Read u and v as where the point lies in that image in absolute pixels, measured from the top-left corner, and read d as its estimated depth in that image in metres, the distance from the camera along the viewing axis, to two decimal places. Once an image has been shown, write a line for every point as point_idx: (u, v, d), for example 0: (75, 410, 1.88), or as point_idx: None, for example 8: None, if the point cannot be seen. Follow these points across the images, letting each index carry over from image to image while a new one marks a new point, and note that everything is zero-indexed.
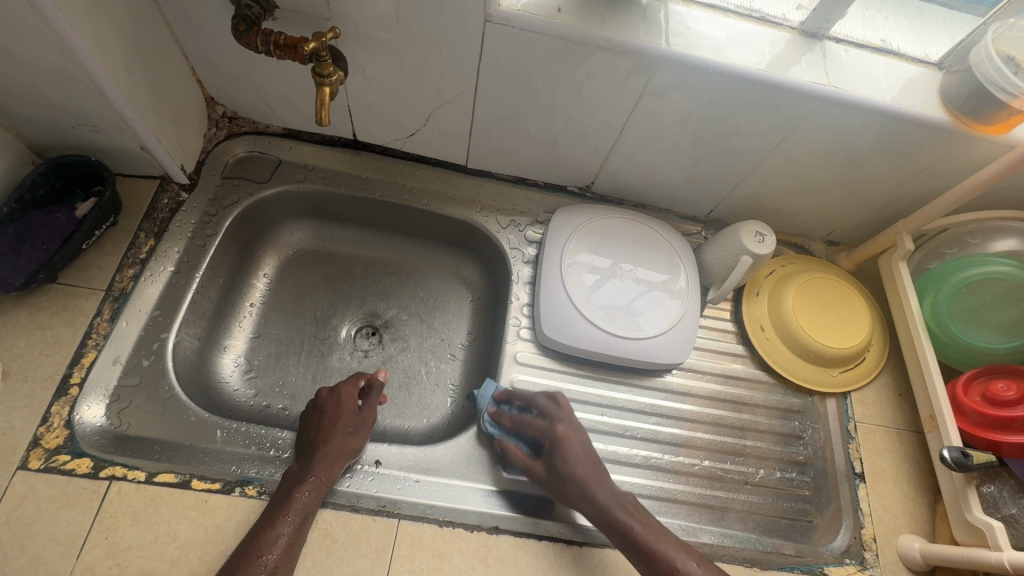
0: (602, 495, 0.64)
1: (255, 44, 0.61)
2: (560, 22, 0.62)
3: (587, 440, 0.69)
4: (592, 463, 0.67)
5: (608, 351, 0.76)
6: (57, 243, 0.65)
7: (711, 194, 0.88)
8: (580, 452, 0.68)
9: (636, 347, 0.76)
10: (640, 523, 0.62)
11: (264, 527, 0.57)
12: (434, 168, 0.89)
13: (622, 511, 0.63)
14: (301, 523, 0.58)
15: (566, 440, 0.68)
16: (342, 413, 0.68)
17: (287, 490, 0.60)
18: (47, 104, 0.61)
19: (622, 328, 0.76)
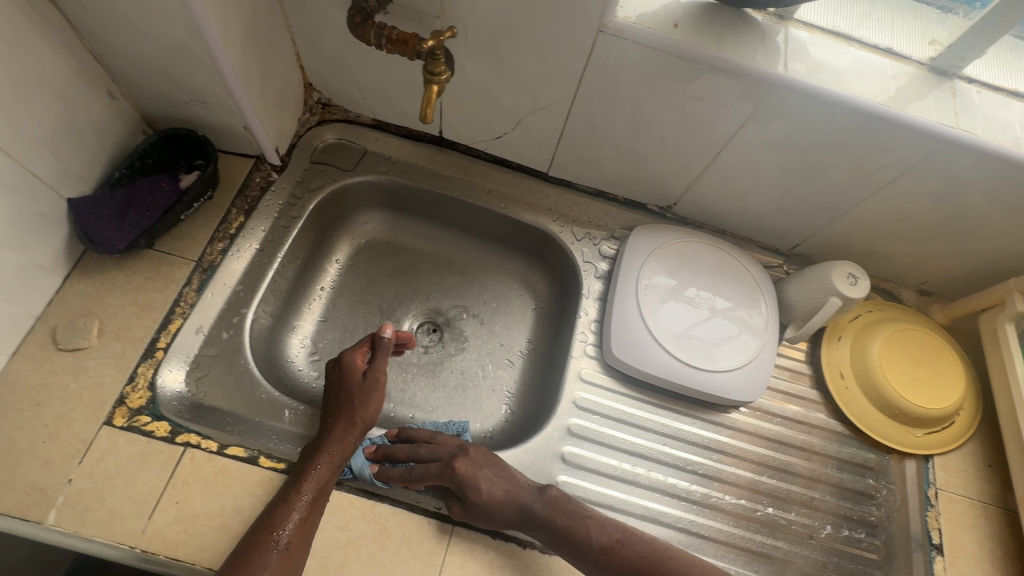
0: (528, 505, 0.62)
1: (367, 37, 0.61)
2: (676, 37, 0.60)
3: (487, 456, 0.66)
4: (503, 477, 0.64)
5: (678, 380, 0.74)
6: (159, 212, 0.67)
7: (800, 228, 0.84)
8: (487, 473, 0.64)
9: (707, 380, 0.73)
10: (564, 516, 0.62)
11: (278, 502, 0.57)
12: (514, 172, 0.88)
13: (545, 508, 0.62)
14: (315, 497, 0.58)
15: (470, 474, 0.63)
16: (349, 381, 0.68)
17: (300, 466, 0.61)
18: (168, 79, 0.64)
19: (694, 358, 0.74)
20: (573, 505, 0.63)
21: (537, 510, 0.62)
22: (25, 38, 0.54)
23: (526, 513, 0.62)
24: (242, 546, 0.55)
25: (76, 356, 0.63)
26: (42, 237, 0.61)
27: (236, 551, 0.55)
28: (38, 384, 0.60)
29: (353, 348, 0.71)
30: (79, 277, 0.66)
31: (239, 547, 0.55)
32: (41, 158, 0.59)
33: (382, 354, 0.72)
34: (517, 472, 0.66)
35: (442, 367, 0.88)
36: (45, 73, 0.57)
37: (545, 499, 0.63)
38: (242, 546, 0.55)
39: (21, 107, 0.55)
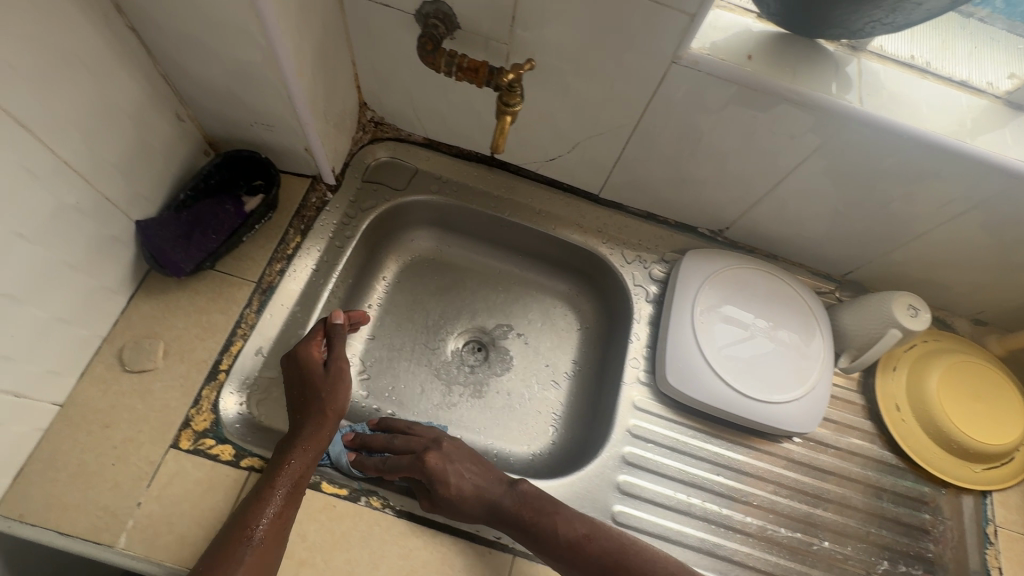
0: (496, 501, 0.63)
1: (438, 64, 0.61)
2: (751, 69, 0.59)
3: (458, 453, 0.68)
4: (472, 472, 0.66)
5: (733, 410, 0.73)
6: (225, 234, 0.68)
7: (856, 255, 0.83)
8: (456, 467, 0.66)
9: (763, 411, 0.73)
10: (530, 509, 0.62)
11: (253, 499, 0.56)
12: (564, 193, 0.87)
13: (513, 502, 0.63)
14: (290, 493, 0.58)
15: (439, 468, 0.64)
16: (312, 373, 0.66)
17: (273, 461, 0.60)
18: (237, 103, 0.64)
19: (750, 389, 0.73)
20: (543, 499, 0.64)
21: (506, 505, 0.63)
22: (107, 66, 0.54)
23: (493, 508, 0.63)
24: (218, 544, 0.54)
25: (143, 378, 0.63)
26: (112, 260, 0.62)
27: (212, 548, 0.54)
28: (107, 406, 0.61)
29: (308, 340, 0.68)
30: (144, 298, 0.67)
31: (215, 543, 0.55)
32: (115, 182, 0.59)
33: (338, 340, 0.69)
34: (488, 468, 0.68)
35: (487, 387, 0.87)
36: (122, 99, 0.57)
37: (513, 494, 0.64)
38: (218, 542, 0.54)
39: (100, 134, 0.55)
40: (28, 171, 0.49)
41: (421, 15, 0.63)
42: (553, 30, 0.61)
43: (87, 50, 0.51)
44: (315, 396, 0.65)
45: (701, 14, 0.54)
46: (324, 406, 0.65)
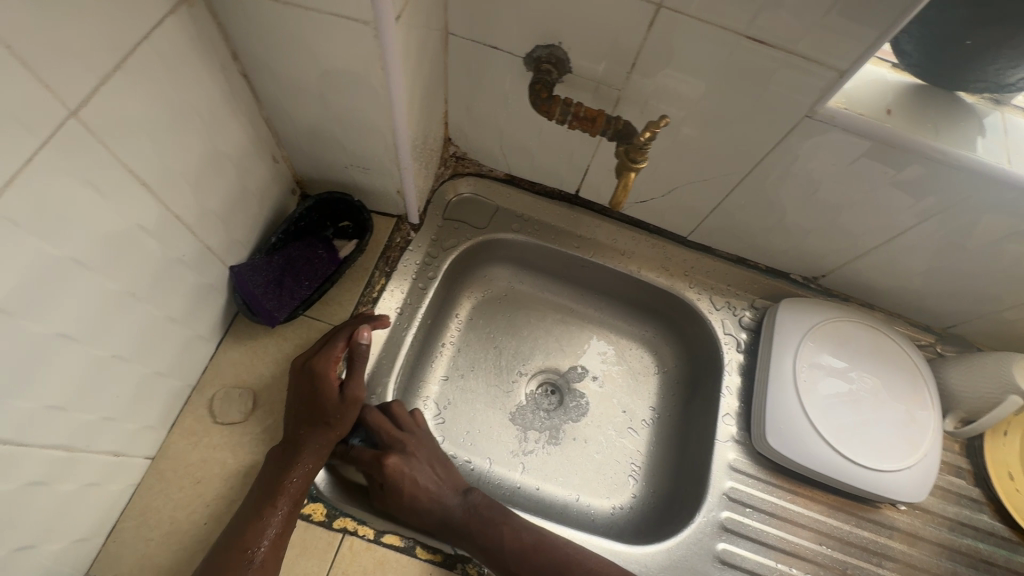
0: (449, 512, 0.61)
1: (553, 113, 0.58)
2: (891, 126, 0.55)
3: (422, 455, 0.65)
4: (431, 479, 0.64)
5: (839, 477, 0.69)
6: (318, 281, 0.66)
7: (965, 311, 0.78)
8: (416, 475, 0.63)
9: (871, 479, 0.69)
10: (485, 527, 0.60)
11: (252, 519, 0.54)
12: (650, 234, 0.84)
13: (463, 515, 0.61)
14: (291, 512, 0.56)
15: (397, 473, 0.61)
16: (326, 399, 0.60)
17: (272, 476, 0.56)
18: (338, 145, 0.62)
19: (858, 455, 0.70)
20: (490, 513, 0.62)
21: (455, 517, 0.61)
22: (218, 114, 0.52)
23: (443, 519, 0.61)
24: (210, 563, 0.52)
25: (234, 430, 0.61)
26: (207, 308, 0.60)
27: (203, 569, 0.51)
28: (198, 460, 0.59)
29: (328, 357, 0.61)
30: (232, 343, 0.64)
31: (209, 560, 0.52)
32: (216, 230, 0.57)
33: (360, 361, 0.63)
34: (445, 471, 0.66)
35: (562, 433, 0.83)
36: (228, 146, 0.55)
37: (464, 505, 0.62)
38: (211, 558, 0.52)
39: (206, 184, 0.53)
40: (144, 229, 0.46)
41: (532, 58, 0.61)
42: (675, 78, 0.57)
43: (203, 99, 0.49)
44: (322, 418, 0.60)
45: (852, 72, 0.50)
46: (330, 424, 0.60)
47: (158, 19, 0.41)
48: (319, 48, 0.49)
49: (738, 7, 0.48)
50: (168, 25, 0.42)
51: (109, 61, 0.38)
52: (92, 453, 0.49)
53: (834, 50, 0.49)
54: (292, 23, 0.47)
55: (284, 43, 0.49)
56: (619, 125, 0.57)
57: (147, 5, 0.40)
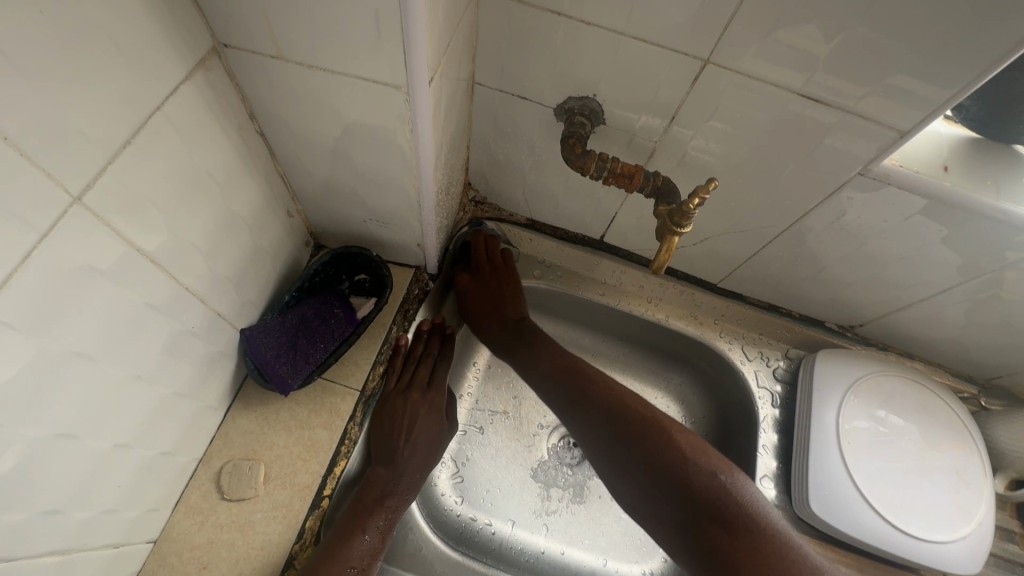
0: (495, 333, 0.73)
1: (587, 169, 0.55)
2: (950, 183, 0.52)
3: (497, 278, 0.74)
4: (495, 298, 0.73)
5: (892, 549, 0.65)
6: (333, 343, 0.62)
7: (1012, 367, 0.74)
8: (482, 293, 0.74)
9: (926, 551, 0.65)
10: (523, 346, 0.70)
11: (352, 530, 0.54)
12: (680, 281, 0.80)
13: (510, 333, 0.72)
14: (386, 526, 0.57)
15: (466, 289, 0.74)
16: (432, 412, 0.66)
17: (372, 492, 0.58)
18: (357, 200, 0.59)
19: (912, 524, 0.65)
20: (536, 335, 0.71)
21: (502, 336, 0.72)
22: (233, 174, 0.48)
23: (495, 333, 0.73)
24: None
25: (243, 507, 0.56)
26: (216, 376, 0.56)
27: None
28: (204, 542, 0.54)
29: (440, 366, 0.69)
30: (242, 410, 0.60)
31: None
32: (227, 295, 0.53)
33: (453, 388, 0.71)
34: (512, 295, 0.74)
35: (587, 490, 0.79)
36: (243, 205, 0.51)
37: (511, 328, 0.72)
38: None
39: (219, 247, 0.49)
40: (153, 307, 0.43)
41: (564, 110, 0.57)
42: (717, 134, 0.54)
43: (218, 163, 0.45)
44: (423, 441, 0.64)
45: (914, 132, 0.46)
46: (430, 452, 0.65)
47: (172, 88, 0.38)
48: (344, 108, 0.45)
49: (794, 67, 0.45)
50: (183, 91, 0.39)
51: (119, 140, 0.35)
52: (92, 548, 0.44)
53: (895, 111, 0.45)
54: (316, 85, 0.43)
55: (306, 103, 0.46)
56: (658, 181, 0.54)
57: (162, 76, 0.36)
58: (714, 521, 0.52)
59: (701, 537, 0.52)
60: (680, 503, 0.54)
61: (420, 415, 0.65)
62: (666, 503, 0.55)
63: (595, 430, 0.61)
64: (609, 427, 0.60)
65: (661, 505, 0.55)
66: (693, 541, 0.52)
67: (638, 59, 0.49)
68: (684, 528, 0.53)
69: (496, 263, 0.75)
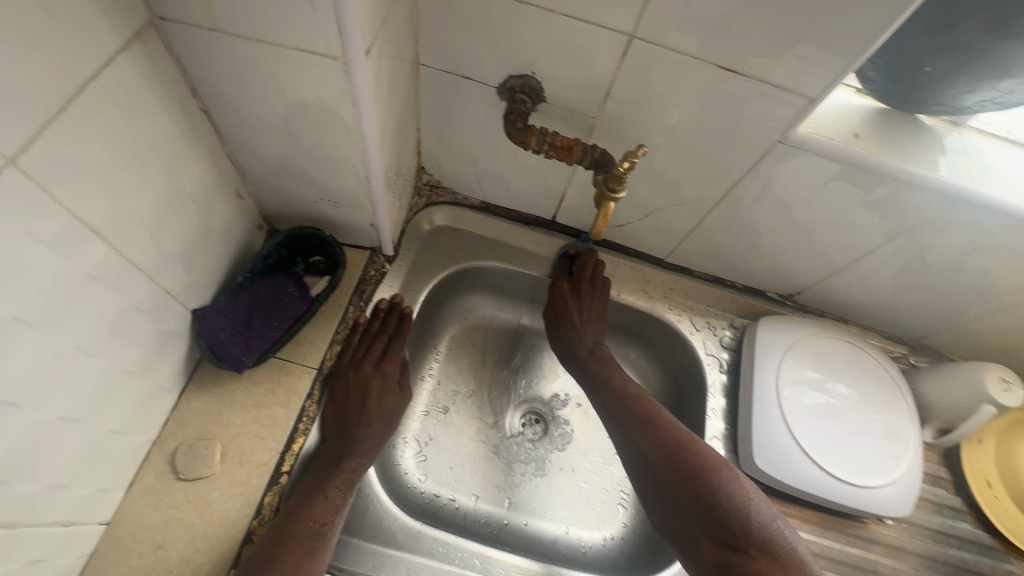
0: (577, 347, 0.77)
1: (528, 143, 0.57)
2: (859, 149, 0.57)
3: (592, 299, 0.78)
4: (586, 318, 0.78)
5: (830, 496, 0.69)
6: (288, 321, 0.63)
7: (934, 324, 0.80)
8: (581, 313, 0.77)
9: (861, 496, 0.69)
10: (602, 365, 0.75)
11: (310, 497, 0.55)
12: (629, 258, 0.83)
13: (589, 353, 0.76)
14: (346, 490, 0.57)
15: (560, 298, 0.78)
16: (388, 382, 0.68)
17: (329, 461, 0.59)
18: (307, 180, 0.60)
19: (847, 472, 0.70)
20: (606, 363, 0.75)
21: (581, 354, 0.77)
22: (177, 152, 0.49)
23: (574, 349, 0.77)
24: (265, 546, 0.51)
25: (199, 487, 0.56)
26: (167, 356, 0.56)
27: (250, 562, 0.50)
28: (159, 523, 0.54)
29: (402, 337, 0.70)
30: (196, 392, 0.60)
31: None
32: (176, 274, 0.53)
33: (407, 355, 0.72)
34: (596, 319, 0.78)
35: (549, 464, 0.81)
36: (189, 183, 0.52)
37: (591, 350, 0.76)
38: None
39: (165, 223, 0.50)
40: (96, 279, 0.43)
41: (506, 88, 0.60)
42: (649, 106, 0.57)
43: (159, 137, 0.46)
44: (377, 411, 0.65)
45: (821, 99, 0.51)
46: (386, 421, 0.66)
47: (108, 58, 0.38)
48: (285, 82, 0.47)
49: (708, 40, 0.49)
50: (119, 62, 0.40)
51: (52, 105, 0.35)
52: (40, 525, 0.44)
53: (802, 78, 0.50)
54: (255, 59, 0.45)
55: (247, 78, 0.47)
56: (596, 153, 0.57)
57: (96, 46, 0.37)
58: (763, 556, 0.55)
59: (743, 565, 0.55)
60: (731, 532, 0.57)
61: (375, 387, 0.66)
62: (714, 530, 0.58)
63: (656, 456, 0.64)
64: (672, 457, 0.63)
65: (711, 529, 0.58)
66: (733, 569, 0.55)
67: (570, 35, 0.52)
68: (727, 557, 0.56)
69: (597, 285, 0.78)
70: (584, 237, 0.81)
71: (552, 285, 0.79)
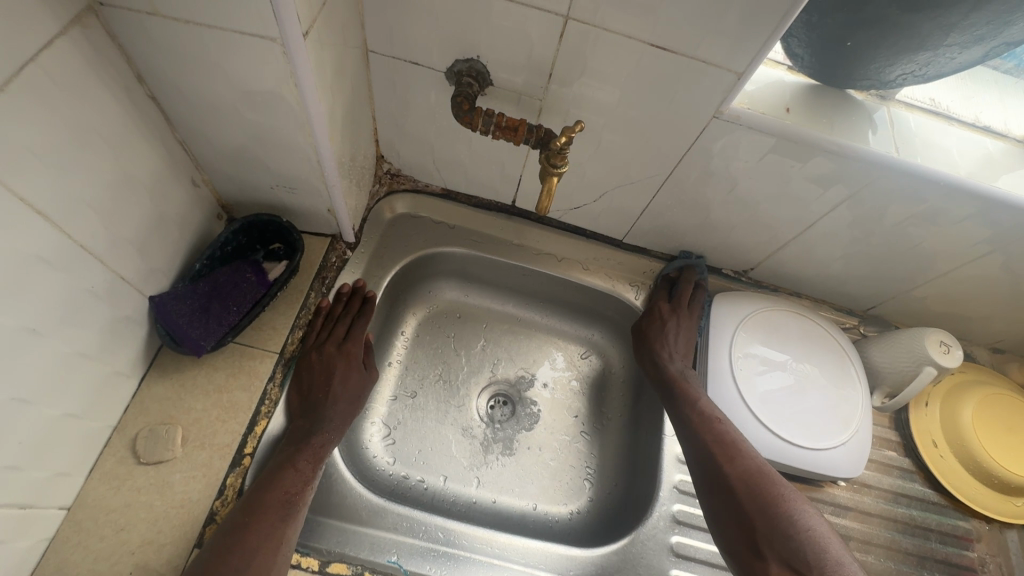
0: (668, 361, 0.77)
1: (476, 124, 0.59)
2: (791, 122, 0.60)
3: (688, 326, 0.80)
4: (681, 341, 0.79)
5: (788, 462, 0.72)
6: (247, 306, 0.64)
7: (880, 294, 0.83)
8: (676, 334, 0.79)
9: (815, 459, 0.72)
10: (693, 384, 0.75)
11: (277, 472, 0.56)
12: (589, 240, 0.86)
13: (681, 371, 0.76)
14: (314, 463, 0.59)
15: (659, 317, 0.80)
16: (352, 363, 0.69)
17: (295, 439, 0.60)
18: (261, 167, 0.61)
19: (801, 437, 0.72)
20: (689, 387, 0.74)
21: (670, 370, 0.77)
22: (125, 137, 0.50)
23: (663, 364, 0.77)
24: (233, 519, 0.53)
25: (160, 470, 0.57)
26: (124, 342, 0.56)
27: (220, 535, 0.52)
28: (121, 506, 0.55)
29: (365, 318, 0.71)
30: (157, 378, 0.61)
31: (210, 551, 0.51)
32: (131, 260, 0.54)
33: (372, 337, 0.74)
34: (684, 343, 0.80)
35: (516, 443, 0.83)
36: (139, 169, 0.53)
37: (680, 369, 0.77)
38: (207, 562, 0.50)
39: (116, 208, 0.51)
40: (44, 261, 0.44)
41: (453, 73, 0.62)
42: (589, 87, 0.60)
43: (104, 121, 0.47)
44: (341, 390, 0.66)
45: (748, 73, 0.54)
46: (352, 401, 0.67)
47: (46, 41, 0.40)
48: (229, 67, 0.48)
49: (636, 18, 0.51)
50: (58, 46, 0.41)
51: None
52: None
53: (728, 54, 0.52)
54: (197, 43, 0.46)
55: (192, 64, 0.48)
56: (541, 133, 0.59)
57: (32, 31, 0.38)
58: None
59: None
60: (802, 557, 0.60)
61: (339, 367, 0.67)
62: (786, 552, 0.61)
63: (737, 479, 0.65)
64: (751, 480, 0.65)
65: (783, 555, 0.61)
66: None
67: (508, 17, 0.54)
68: None
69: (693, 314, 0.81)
70: (703, 263, 0.84)
71: (651, 304, 0.82)
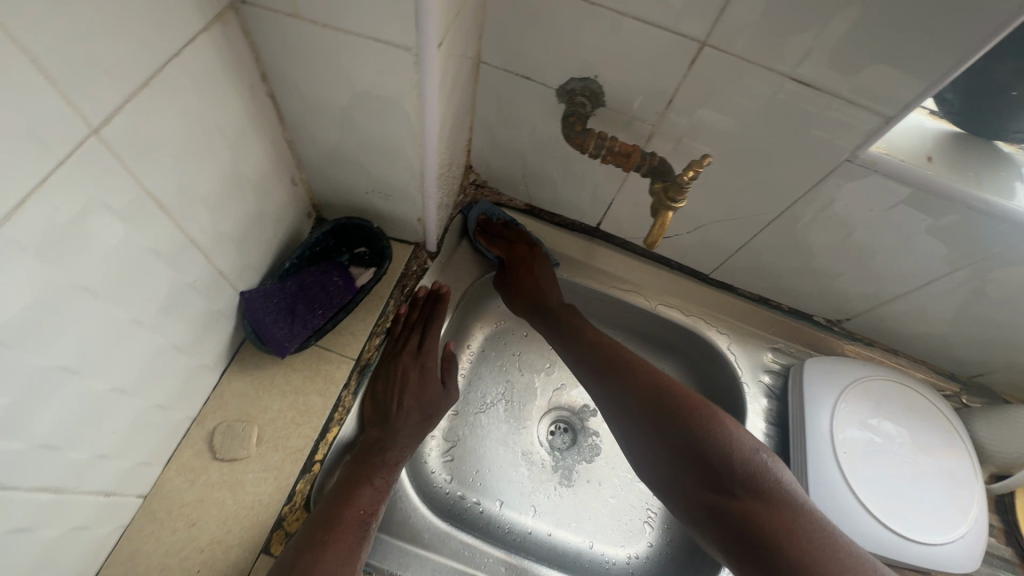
0: (547, 305, 0.75)
1: (586, 146, 0.60)
2: (932, 171, 0.54)
3: (538, 261, 0.77)
4: (548, 280, 0.76)
5: (898, 557, 0.64)
6: (331, 311, 0.63)
7: (993, 362, 0.76)
8: (546, 277, 0.76)
9: (925, 555, 0.64)
10: (577, 317, 0.73)
11: (350, 489, 0.55)
12: (672, 271, 0.82)
13: (563, 309, 0.74)
14: (385, 480, 0.58)
15: (518, 268, 0.76)
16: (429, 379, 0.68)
17: (369, 454, 0.59)
18: (361, 171, 0.60)
19: (910, 528, 0.65)
20: (577, 319, 0.73)
21: (553, 309, 0.74)
22: (241, 134, 0.49)
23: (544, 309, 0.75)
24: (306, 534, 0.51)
25: (234, 468, 0.57)
26: (214, 335, 0.56)
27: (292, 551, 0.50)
28: (194, 500, 0.54)
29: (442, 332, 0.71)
30: (238, 373, 0.61)
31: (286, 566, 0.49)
32: (229, 255, 0.54)
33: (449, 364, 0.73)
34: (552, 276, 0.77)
35: (575, 474, 0.79)
36: (249, 165, 0.52)
37: (561, 303, 0.75)
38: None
39: (225, 203, 0.51)
40: (158, 254, 0.44)
41: (566, 91, 0.60)
42: (712, 117, 0.56)
43: (227, 118, 0.47)
44: (416, 405, 0.66)
45: (899, 118, 0.49)
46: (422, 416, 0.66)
47: (187, 36, 0.39)
48: (352, 71, 0.47)
49: (783, 52, 0.47)
50: (198, 42, 0.40)
51: (134, 80, 0.36)
52: (82, 492, 0.45)
53: (882, 96, 0.48)
54: (326, 46, 0.45)
55: (316, 66, 0.47)
56: (654, 161, 0.58)
57: (178, 26, 0.38)
58: (749, 494, 0.54)
59: (734, 506, 0.54)
60: (716, 473, 0.56)
61: (413, 380, 0.66)
62: (702, 465, 0.57)
63: (638, 396, 0.64)
64: (652, 396, 0.63)
65: (700, 474, 0.57)
66: (725, 511, 0.54)
67: (639, 40, 0.51)
68: (713, 500, 0.55)
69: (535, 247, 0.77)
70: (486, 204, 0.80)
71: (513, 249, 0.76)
